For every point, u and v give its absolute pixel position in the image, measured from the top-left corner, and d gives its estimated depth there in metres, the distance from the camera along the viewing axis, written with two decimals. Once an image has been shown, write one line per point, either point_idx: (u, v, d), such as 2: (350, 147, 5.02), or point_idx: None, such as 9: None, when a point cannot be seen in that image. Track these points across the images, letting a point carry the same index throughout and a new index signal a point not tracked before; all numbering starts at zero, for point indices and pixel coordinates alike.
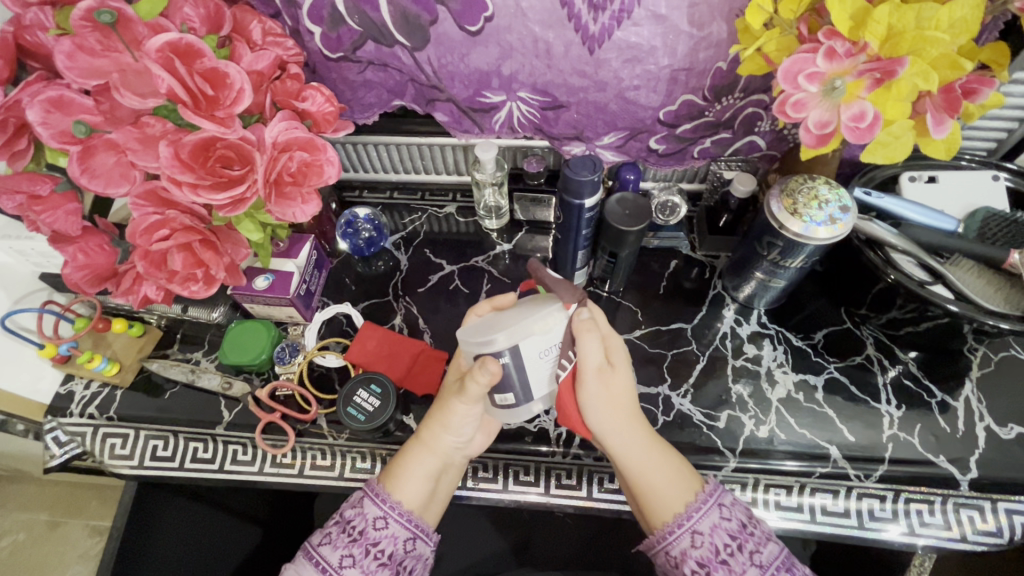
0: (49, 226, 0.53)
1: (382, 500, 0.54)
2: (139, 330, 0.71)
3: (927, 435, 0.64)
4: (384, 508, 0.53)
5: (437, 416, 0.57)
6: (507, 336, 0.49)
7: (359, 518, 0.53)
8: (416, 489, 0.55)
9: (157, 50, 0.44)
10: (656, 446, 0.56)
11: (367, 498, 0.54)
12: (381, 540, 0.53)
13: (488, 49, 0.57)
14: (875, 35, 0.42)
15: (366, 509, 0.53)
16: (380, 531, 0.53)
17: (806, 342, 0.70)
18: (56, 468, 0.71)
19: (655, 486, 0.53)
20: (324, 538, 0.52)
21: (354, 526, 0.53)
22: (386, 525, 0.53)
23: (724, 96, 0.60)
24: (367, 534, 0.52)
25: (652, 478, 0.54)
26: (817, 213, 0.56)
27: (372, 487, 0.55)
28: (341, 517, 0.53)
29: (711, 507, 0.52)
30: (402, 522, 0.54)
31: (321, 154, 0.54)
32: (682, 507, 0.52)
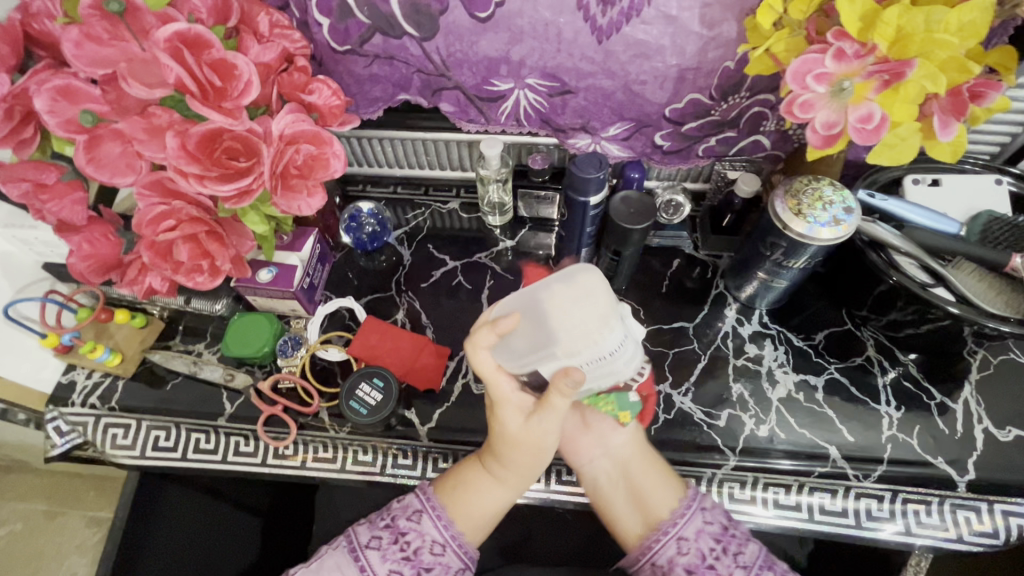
0: (55, 215, 0.53)
1: (441, 521, 0.55)
2: (142, 321, 0.71)
3: (926, 436, 0.64)
4: (444, 534, 0.54)
5: (524, 456, 0.55)
6: (530, 360, 0.51)
7: (416, 535, 0.53)
8: (478, 515, 0.56)
9: (166, 41, 0.44)
10: (651, 458, 0.59)
11: (425, 515, 0.55)
12: (434, 564, 0.53)
13: (497, 35, 0.57)
14: (884, 37, 0.42)
15: (423, 526, 0.54)
16: (434, 556, 0.53)
17: (807, 343, 0.71)
18: (58, 457, 0.70)
19: (644, 493, 0.56)
20: (373, 541, 0.53)
21: (408, 540, 0.53)
22: (443, 552, 0.54)
23: (731, 94, 0.61)
24: (421, 555, 0.53)
25: (647, 489, 0.56)
26: (820, 214, 0.57)
27: (430, 504, 0.55)
28: (394, 526, 0.54)
29: (694, 513, 0.54)
30: (462, 548, 0.55)
31: (328, 148, 0.54)
32: (674, 505, 0.55)
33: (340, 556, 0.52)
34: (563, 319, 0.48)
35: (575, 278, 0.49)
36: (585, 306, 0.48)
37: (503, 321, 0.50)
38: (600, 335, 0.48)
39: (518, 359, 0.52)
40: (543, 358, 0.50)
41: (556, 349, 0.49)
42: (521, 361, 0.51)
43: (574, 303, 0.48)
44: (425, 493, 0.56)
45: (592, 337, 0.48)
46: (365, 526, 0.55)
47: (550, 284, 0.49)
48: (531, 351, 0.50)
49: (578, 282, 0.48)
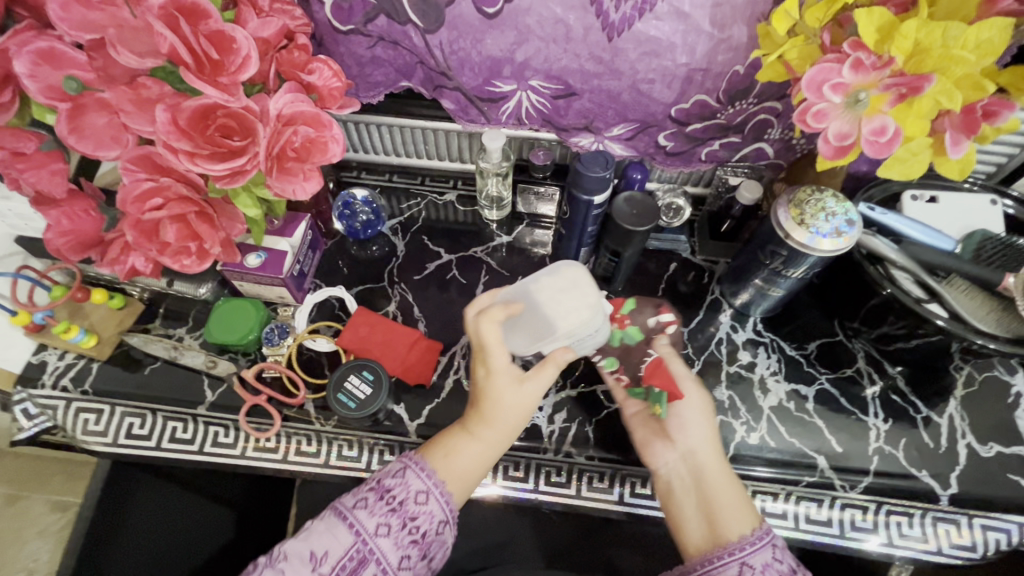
0: (32, 186, 0.49)
1: (425, 472, 0.54)
2: (120, 302, 0.68)
3: (911, 449, 0.65)
4: (429, 480, 0.53)
5: (513, 410, 0.56)
6: (533, 344, 0.60)
7: (400, 489, 0.52)
8: (463, 474, 0.54)
9: (161, 7, 0.42)
10: (729, 481, 0.57)
11: (409, 471, 0.53)
12: (418, 515, 0.52)
13: (504, 33, 0.56)
14: (901, 50, 0.42)
15: (408, 480, 0.53)
16: (419, 506, 0.52)
17: (800, 352, 0.71)
18: (25, 441, 0.68)
19: (716, 508, 0.55)
20: (360, 501, 0.52)
21: (393, 495, 0.52)
22: (427, 501, 0.53)
23: (738, 100, 0.60)
24: (407, 507, 0.52)
25: (719, 507, 0.55)
26: (823, 224, 0.57)
27: (414, 461, 0.54)
28: (379, 486, 0.52)
29: (763, 545, 0.52)
30: (445, 497, 0.53)
31: (327, 131, 0.52)
32: (746, 531, 0.53)
33: (326, 519, 0.51)
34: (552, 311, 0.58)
35: (561, 271, 0.60)
36: (571, 293, 0.58)
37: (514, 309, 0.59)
38: (592, 318, 0.58)
39: (524, 344, 0.60)
40: (544, 340, 0.59)
41: (550, 334, 0.59)
42: (527, 344, 0.60)
43: (561, 294, 0.58)
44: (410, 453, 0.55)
45: (581, 320, 0.58)
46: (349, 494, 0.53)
47: (540, 278, 0.60)
48: (534, 339, 0.59)
49: (564, 275, 0.59)
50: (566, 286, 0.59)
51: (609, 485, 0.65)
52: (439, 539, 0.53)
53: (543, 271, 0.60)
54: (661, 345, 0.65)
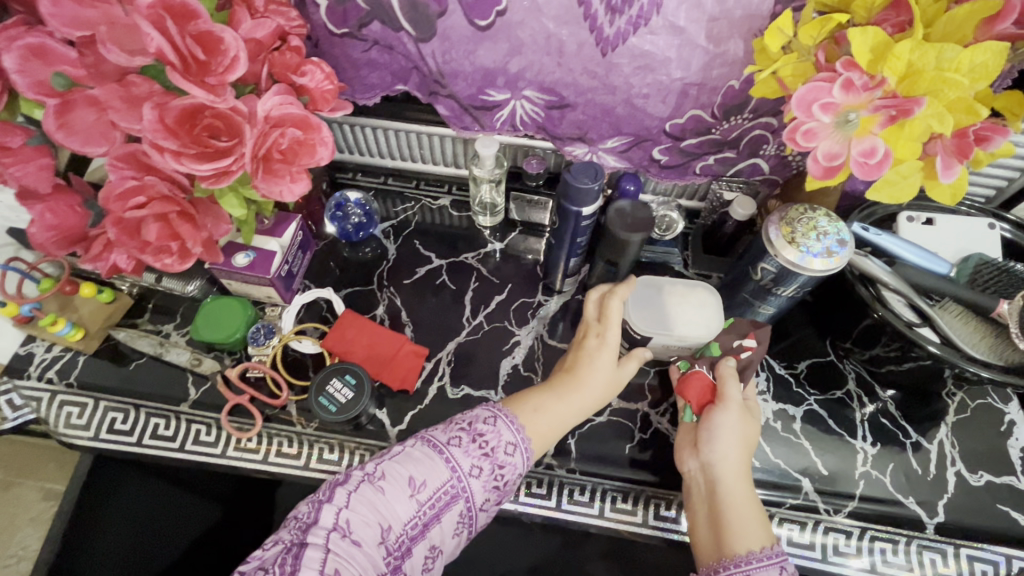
0: (17, 180, 0.49)
1: (514, 425, 0.55)
2: (109, 296, 0.68)
3: (899, 474, 0.64)
4: (517, 434, 0.54)
5: (606, 385, 0.61)
6: (647, 325, 0.63)
7: (493, 436, 0.53)
8: (544, 434, 0.56)
9: (149, 7, 0.42)
10: (750, 499, 0.55)
11: (500, 419, 0.55)
12: (505, 464, 0.53)
13: (497, 45, 0.55)
14: (894, 71, 0.41)
15: (499, 428, 0.54)
16: (507, 456, 0.53)
17: (789, 371, 0.70)
18: (8, 431, 0.68)
19: (732, 522, 0.52)
20: (454, 439, 0.53)
21: (484, 440, 0.53)
22: (514, 452, 0.54)
23: (733, 115, 0.59)
24: (496, 455, 0.53)
25: (734, 521, 0.53)
26: (814, 244, 0.56)
27: (503, 412, 0.56)
28: (472, 428, 0.54)
29: (772, 565, 0.49)
30: (527, 453, 0.54)
31: (315, 133, 0.52)
32: (754, 548, 0.50)
33: (424, 449, 0.52)
34: (677, 315, 0.63)
35: (695, 290, 0.65)
36: (697, 308, 0.64)
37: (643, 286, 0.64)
38: (704, 339, 0.63)
39: (639, 322, 0.63)
40: (657, 327, 0.63)
41: (666, 327, 0.63)
42: (642, 324, 0.63)
43: (690, 307, 0.64)
44: (495, 404, 0.57)
45: (693, 330, 0.63)
46: (439, 431, 0.54)
47: (675, 284, 0.65)
48: (651, 322, 0.63)
49: (696, 292, 0.65)
50: (699, 303, 0.64)
51: (591, 501, 0.65)
52: (514, 491, 0.55)
53: (680, 282, 0.66)
54: (725, 365, 0.60)
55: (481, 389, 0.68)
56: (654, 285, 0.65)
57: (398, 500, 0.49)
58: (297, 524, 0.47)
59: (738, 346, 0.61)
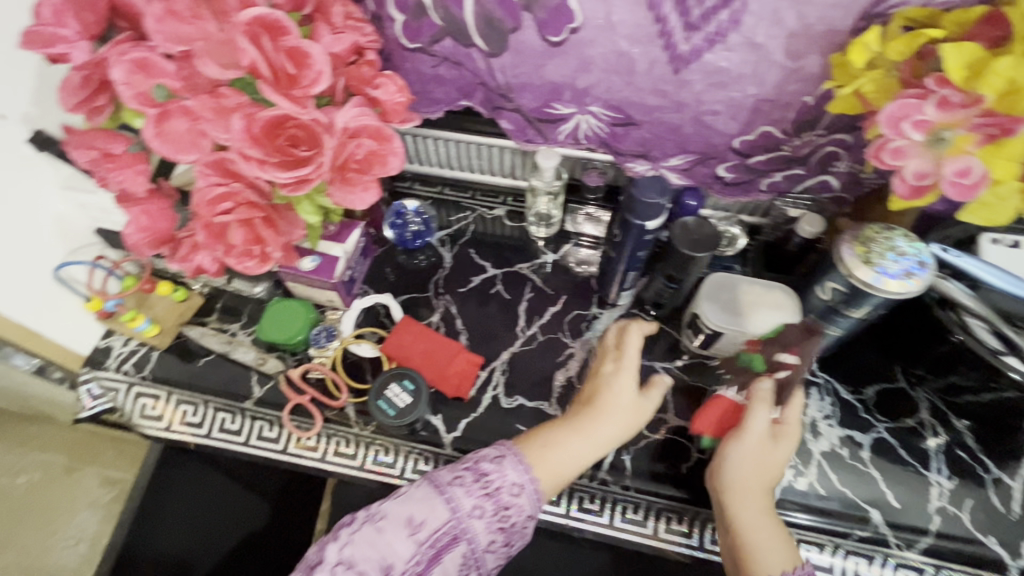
0: (118, 185, 0.53)
1: (521, 464, 0.55)
2: (183, 295, 0.71)
3: (979, 512, 0.60)
4: (523, 476, 0.54)
5: (624, 420, 0.59)
6: (720, 319, 0.63)
7: (498, 477, 0.53)
8: (557, 470, 0.55)
9: (246, 24, 0.45)
10: (767, 515, 0.54)
11: (506, 460, 0.54)
12: (511, 505, 0.53)
13: (567, 61, 0.56)
14: (993, 89, 0.39)
15: (505, 470, 0.54)
16: (512, 496, 0.53)
17: (856, 397, 0.67)
18: (89, 417, 0.77)
19: (750, 544, 0.52)
20: (455, 479, 0.53)
21: (489, 480, 0.53)
22: (520, 493, 0.53)
23: (805, 131, 0.58)
24: (500, 495, 0.53)
25: (756, 538, 0.53)
26: (892, 265, 0.54)
27: (511, 450, 0.55)
28: (476, 467, 0.54)
29: None
30: (537, 494, 0.54)
31: (388, 144, 0.54)
32: (775, 569, 0.50)
33: (425, 488, 0.53)
34: (755, 314, 0.62)
35: (772, 291, 0.64)
36: (773, 308, 0.63)
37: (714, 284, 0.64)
38: (778, 339, 0.62)
39: (714, 317, 0.63)
40: (730, 322, 0.63)
41: (743, 324, 0.62)
42: (717, 318, 0.63)
43: (768, 308, 0.62)
44: (503, 443, 0.56)
45: (770, 328, 0.62)
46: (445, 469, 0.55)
47: (752, 283, 0.64)
48: (726, 317, 0.63)
49: (773, 293, 0.64)
50: (776, 303, 0.63)
51: (643, 517, 0.65)
52: (524, 533, 0.55)
53: (757, 281, 0.65)
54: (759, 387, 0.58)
55: (535, 399, 0.68)
56: (728, 282, 0.65)
57: (397, 539, 0.50)
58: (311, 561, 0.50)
59: (778, 362, 0.59)
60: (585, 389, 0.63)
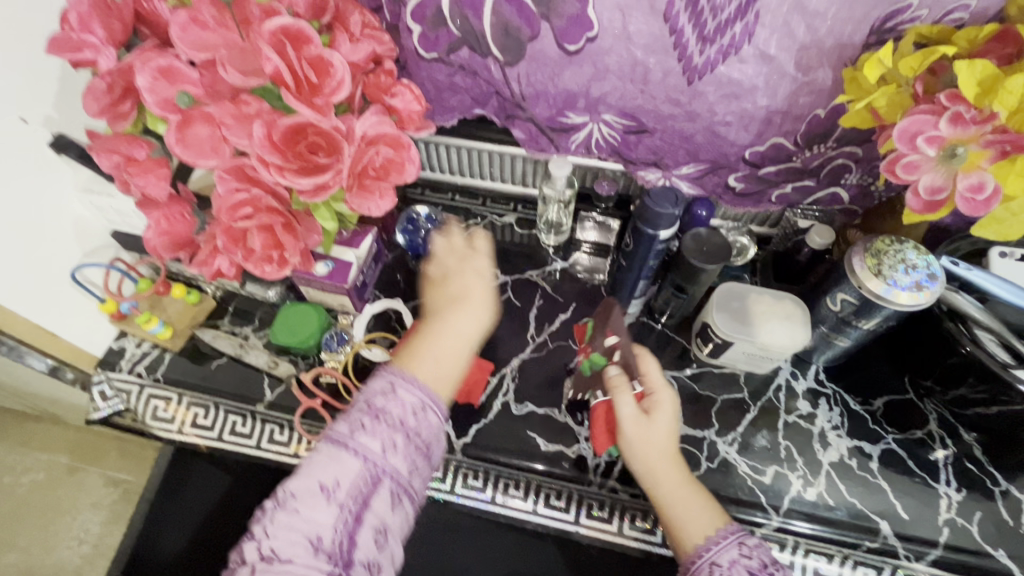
0: (140, 189, 0.53)
1: (416, 386, 0.50)
2: (195, 298, 0.72)
3: (988, 524, 0.60)
4: (424, 398, 0.50)
5: (480, 307, 0.58)
6: (731, 330, 0.63)
7: (396, 408, 0.49)
8: (444, 377, 0.53)
9: (271, 33, 0.46)
10: (687, 482, 0.55)
11: (400, 387, 0.50)
12: (420, 428, 0.49)
13: (582, 69, 0.57)
14: (1005, 105, 0.40)
15: (400, 396, 0.49)
16: (420, 418, 0.49)
17: (865, 408, 0.67)
18: (97, 421, 0.74)
19: (676, 516, 0.54)
20: (355, 427, 0.48)
21: (389, 416, 0.48)
22: (427, 413, 0.50)
23: (816, 143, 0.59)
24: (407, 423, 0.49)
25: (679, 509, 0.54)
26: (902, 277, 0.54)
27: (401, 376, 0.50)
28: (371, 407, 0.48)
29: (731, 544, 0.51)
30: (443, 406, 0.51)
31: (405, 152, 0.55)
32: (708, 532, 0.52)
33: (325, 449, 0.47)
34: (767, 325, 0.63)
35: (783, 300, 0.65)
36: (785, 319, 0.63)
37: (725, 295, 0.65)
38: (789, 349, 0.62)
39: (726, 328, 0.64)
40: (741, 333, 0.63)
41: (756, 334, 0.63)
42: (728, 329, 0.63)
43: (780, 319, 0.63)
44: (394, 372, 0.50)
45: (784, 339, 0.62)
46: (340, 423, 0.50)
47: (764, 293, 0.65)
48: (737, 328, 0.63)
49: (785, 303, 0.64)
50: (787, 314, 0.63)
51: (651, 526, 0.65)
52: (442, 445, 0.52)
53: (770, 291, 0.65)
54: (610, 375, 0.59)
55: (545, 407, 0.69)
56: (740, 292, 0.65)
57: (317, 510, 0.45)
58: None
59: (608, 348, 0.62)
60: (450, 286, 0.60)
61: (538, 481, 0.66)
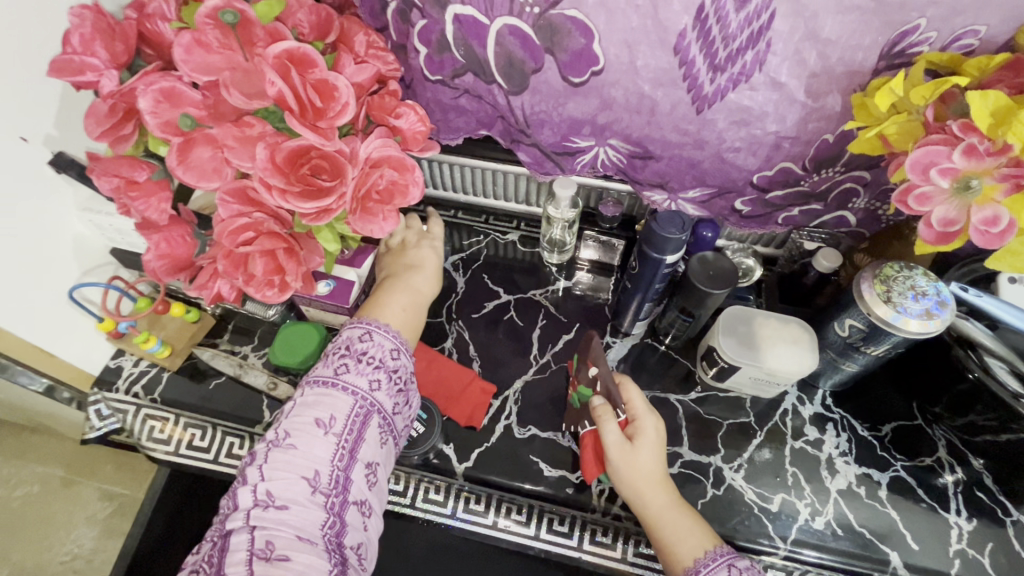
0: (140, 213, 0.53)
1: (390, 332, 0.57)
2: (195, 316, 0.72)
3: (1000, 556, 0.59)
4: (397, 340, 0.57)
5: (430, 271, 0.68)
6: (737, 353, 0.63)
7: (375, 349, 0.55)
8: (399, 321, 0.61)
9: (275, 57, 0.45)
10: (677, 504, 0.55)
11: (376, 332, 0.56)
12: (397, 367, 0.56)
13: (587, 101, 0.56)
14: (1019, 138, 0.39)
15: (377, 340, 0.56)
16: (396, 360, 0.56)
17: (873, 434, 0.66)
18: (94, 438, 0.74)
19: (667, 532, 0.54)
20: (342, 368, 0.53)
21: (371, 357, 0.55)
22: (400, 355, 0.57)
23: (825, 168, 0.58)
24: (387, 363, 0.55)
25: (669, 529, 0.54)
26: (912, 305, 0.53)
27: (376, 326, 0.57)
28: (352, 351, 0.54)
29: (720, 566, 0.50)
30: (410, 349, 0.59)
31: (409, 174, 0.54)
32: (700, 553, 0.52)
33: (316, 391, 0.52)
34: (774, 349, 0.62)
35: (789, 324, 0.64)
36: (792, 343, 0.62)
37: (729, 320, 0.64)
38: (797, 374, 0.61)
39: (733, 352, 0.63)
40: (748, 357, 0.62)
41: (763, 358, 0.62)
42: (734, 353, 0.63)
43: (787, 343, 0.62)
44: (364, 321, 0.57)
45: (792, 363, 0.61)
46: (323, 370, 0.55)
47: (769, 317, 0.64)
48: (743, 352, 0.63)
49: (791, 327, 0.63)
50: (793, 338, 0.63)
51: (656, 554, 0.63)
52: (413, 388, 0.59)
53: (775, 315, 0.64)
54: (597, 404, 0.59)
55: (548, 430, 0.67)
56: (745, 316, 0.64)
57: (314, 445, 0.49)
58: (225, 523, 0.47)
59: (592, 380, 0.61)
60: (407, 256, 0.69)
61: (540, 505, 0.65)
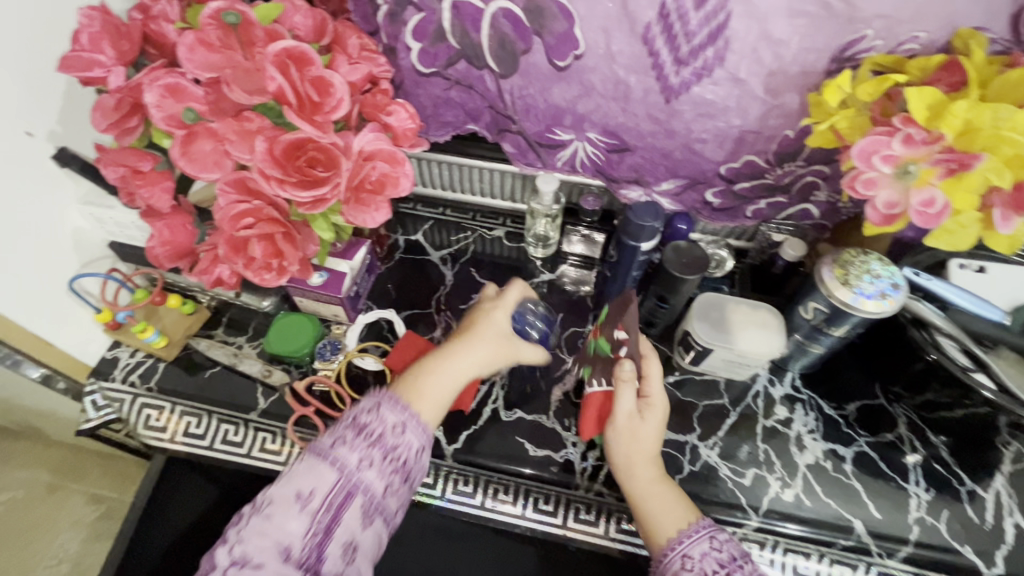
0: (145, 201, 0.56)
1: (400, 407, 0.54)
2: (190, 308, 0.74)
3: (955, 522, 0.63)
4: (403, 415, 0.54)
5: (494, 345, 0.61)
6: (712, 338, 0.66)
7: (376, 423, 0.53)
8: (435, 403, 0.57)
9: (275, 55, 0.48)
10: (662, 481, 0.59)
11: (383, 406, 0.54)
12: (397, 446, 0.53)
13: (570, 86, 0.60)
14: (952, 128, 0.44)
15: (383, 415, 0.54)
16: (398, 437, 0.53)
17: (838, 412, 0.70)
18: (85, 431, 0.75)
19: (652, 509, 0.57)
20: (338, 440, 0.52)
21: (370, 430, 0.53)
22: (403, 432, 0.54)
23: (787, 162, 0.62)
24: (386, 439, 0.53)
25: (654, 506, 0.57)
26: (868, 286, 0.58)
27: (385, 398, 0.55)
28: (355, 422, 0.53)
29: (701, 537, 0.54)
30: (422, 427, 0.55)
31: (400, 167, 0.57)
32: (683, 526, 0.55)
33: (309, 459, 0.52)
34: (744, 334, 0.66)
35: (759, 310, 0.68)
36: (762, 328, 0.66)
37: (704, 307, 0.67)
38: (766, 355, 0.65)
39: (706, 335, 0.66)
40: (722, 342, 0.66)
41: (735, 342, 0.66)
42: (708, 336, 0.66)
43: (757, 328, 0.66)
44: (377, 392, 0.56)
45: (761, 347, 0.65)
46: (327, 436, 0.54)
47: (741, 304, 0.68)
48: (717, 335, 0.66)
49: (761, 312, 0.67)
50: (763, 324, 0.66)
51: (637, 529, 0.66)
52: (419, 465, 0.55)
53: (745, 301, 0.68)
54: (621, 369, 0.58)
55: (534, 413, 0.70)
56: (718, 302, 0.68)
57: (289, 518, 0.49)
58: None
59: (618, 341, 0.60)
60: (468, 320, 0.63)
61: (524, 484, 0.68)
